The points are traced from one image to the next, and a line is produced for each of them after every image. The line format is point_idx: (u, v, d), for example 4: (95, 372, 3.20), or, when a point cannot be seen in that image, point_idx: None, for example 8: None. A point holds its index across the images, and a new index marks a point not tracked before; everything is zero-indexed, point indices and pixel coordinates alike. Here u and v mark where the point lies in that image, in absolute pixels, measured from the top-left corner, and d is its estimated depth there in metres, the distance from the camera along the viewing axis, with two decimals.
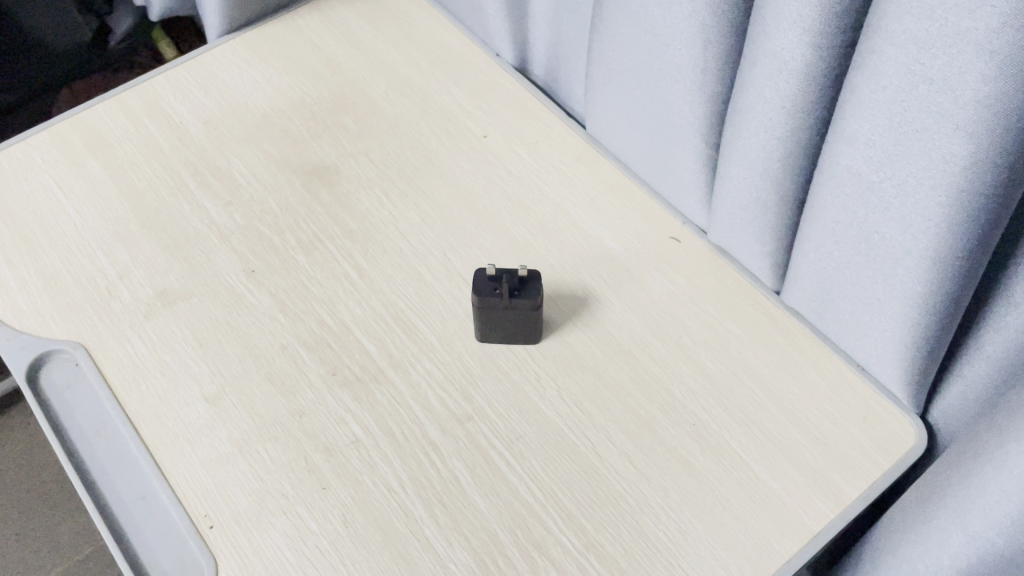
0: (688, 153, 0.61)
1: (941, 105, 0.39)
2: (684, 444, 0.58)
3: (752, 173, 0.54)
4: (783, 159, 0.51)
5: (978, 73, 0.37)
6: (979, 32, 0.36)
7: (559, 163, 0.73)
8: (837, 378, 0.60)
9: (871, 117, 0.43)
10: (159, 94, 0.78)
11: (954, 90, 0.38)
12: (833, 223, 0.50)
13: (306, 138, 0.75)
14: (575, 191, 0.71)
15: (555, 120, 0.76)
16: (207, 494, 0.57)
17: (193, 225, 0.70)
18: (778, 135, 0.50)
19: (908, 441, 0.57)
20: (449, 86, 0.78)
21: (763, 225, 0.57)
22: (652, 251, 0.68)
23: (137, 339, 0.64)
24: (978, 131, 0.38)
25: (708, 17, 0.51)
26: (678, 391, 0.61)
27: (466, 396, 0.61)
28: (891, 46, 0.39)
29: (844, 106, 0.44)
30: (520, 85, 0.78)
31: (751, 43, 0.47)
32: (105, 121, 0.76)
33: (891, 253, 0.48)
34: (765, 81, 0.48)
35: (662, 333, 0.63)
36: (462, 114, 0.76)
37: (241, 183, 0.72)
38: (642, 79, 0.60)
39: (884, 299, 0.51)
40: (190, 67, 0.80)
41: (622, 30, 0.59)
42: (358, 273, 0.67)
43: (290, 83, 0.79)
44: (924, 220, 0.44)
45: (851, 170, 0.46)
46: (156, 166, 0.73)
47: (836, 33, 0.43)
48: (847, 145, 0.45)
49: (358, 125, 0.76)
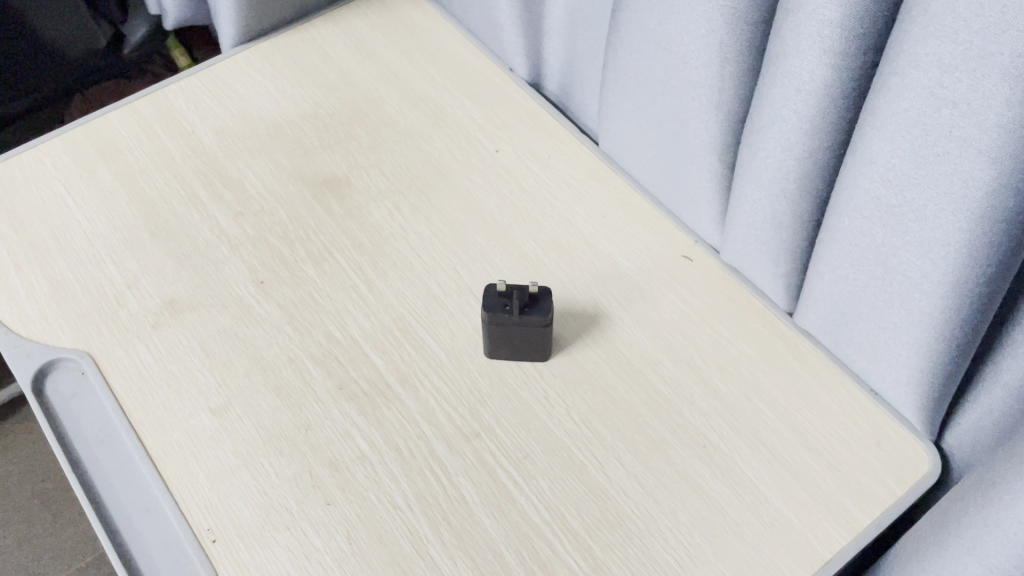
0: (701, 172, 0.61)
1: (964, 130, 0.38)
2: (693, 466, 0.57)
3: (768, 194, 0.53)
4: (800, 180, 0.51)
5: (1003, 98, 0.35)
6: (1005, 57, 0.34)
7: (571, 180, 0.72)
8: (849, 402, 0.60)
9: (890, 141, 0.42)
10: (172, 102, 0.78)
11: (977, 115, 0.37)
12: (851, 246, 0.50)
13: (317, 149, 0.75)
14: (586, 206, 0.71)
15: (568, 136, 0.75)
16: (210, 507, 0.56)
17: (203, 235, 0.69)
18: (795, 156, 0.49)
19: (921, 468, 0.57)
20: (461, 100, 0.78)
21: (777, 247, 0.57)
22: (663, 269, 0.67)
23: (144, 349, 0.63)
24: (1002, 157, 0.37)
25: (726, 38, 0.50)
26: (688, 412, 0.60)
27: (474, 412, 0.60)
28: (912, 69, 0.38)
29: (863, 128, 0.43)
30: (534, 100, 0.78)
31: (770, 63, 0.47)
32: (117, 128, 0.76)
33: (909, 277, 0.47)
34: (784, 101, 0.47)
35: (672, 352, 0.63)
36: (474, 128, 0.76)
37: (252, 193, 0.72)
38: (658, 97, 0.60)
39: (901, 322, 0.50)
40: (204, 76, 0.80)
41: (639, 47, 0.58)
42: (367, 286, 0.67)
43: (303, 94, 0.79)
44: (944, 245, 0.43)
45: (870, 193, 0.45)
46: (167, 175, 0.73)
47: (857, 53, 0.43)
48: (863, 167, 0.44)
49: (370, 137, 0.76)
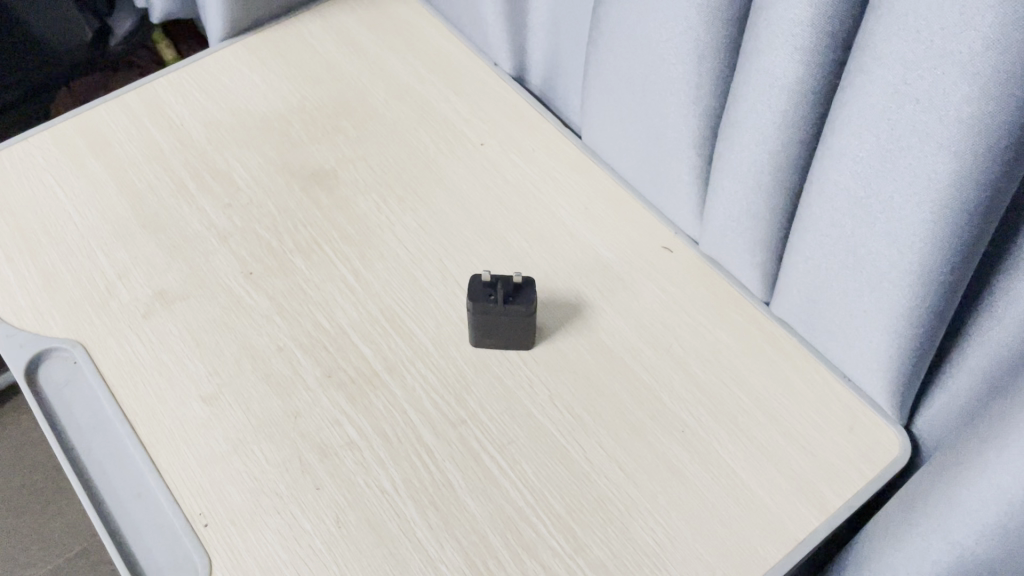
0: (680, 166, 0.62)
1: (927, 125, 0.39)
2: (673, 450, 0.59)
3: (743, 186, 0.55)
4: (774, 174, 0.52)
5: (963, 95, 0.37)
6: (965, 55, 0.36)
7: (554, 173, 0.74)
8: (823, 389, 0.62)
9: (859, 135, 0.43)
10: (160, 95, 0.79)
11: (939, 111, 0.38)
12: (822, 237, 0.51)
13: (305, 142, 0.76)
14: (570, 199, 0.72)
15: (552, 130, 0.77)
16: (202, 492, 0.57)
17: (192, 227, 0.70)
18: (769, 151, 0.51)
19: (891, 451, 0.59)
20: (447, 94, 0.79)
21: (753, 238, 0.59)
22: (645, 261, 0.69)
23: (136, 339, 0.64)
24: (963, 150, 0.39)
25: (703, 35, 0.51)
26: (668, 398, 0.62)
27: (460, 399, 0.62)
28: (879, 66, 0.40)
29: (833, 122, 0.45)
30: (518, 94, 0.79)
31: (745, 60, 0.48)
32: (106, 121, 0.77)
33: (878, 267, 0.49)
34: (758, 97, 0.49)
35: (653, 341, 0.65)
36: (459, 121, 0.77)
37: (241, 186, 0.73)
38: (638, 92, 0.61)
39: (870, 310, 0.52)
40: (192, 69, 0.81)
41: (620, 43, 0.60)
42: (355, 276, 0.68)
43: (290, 87, 0.80)
44: (909, 235, 0.45)
45: (839, 186, 0.47)
46: (156, 167, 0.74)
47: (827, 51, 0.44)
48: (833, 160, 0.46)
49: (357, 130, 0.77)
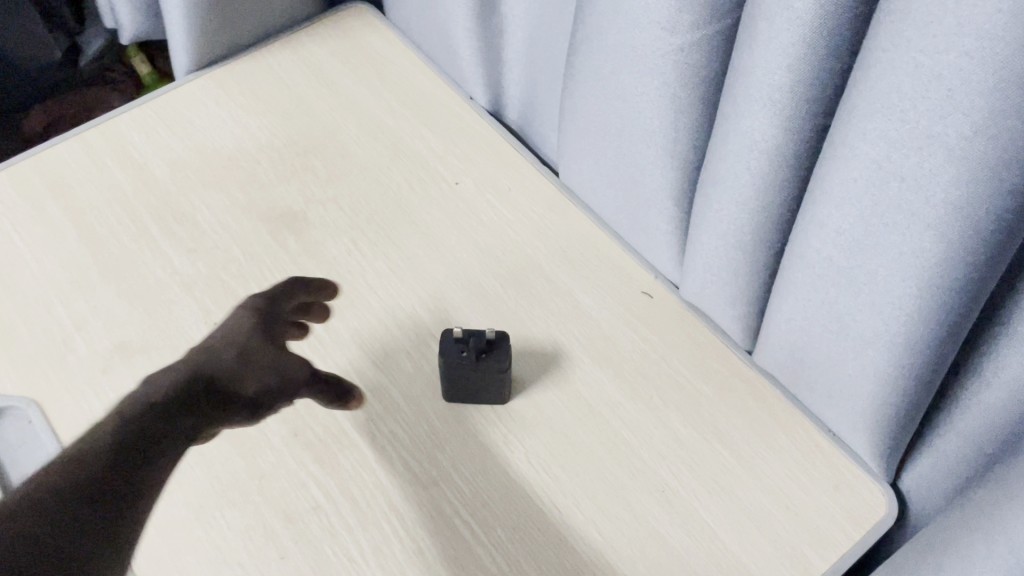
0: (659, 215, 0.60)
1: (912, 203, 0.37)
2: (653, 512, 0.57)
3: (723, 243, 0.53)
4: (755, 232, 0.50)
5: (950, 177, 0.35)
6: (951, 138, 0.34)
7: (531, 213, 0.71)
8: (808, 445, 0.60)
9: (841, 206, 0.41)
10: (123, 133, 0.76)
11: (925, 191, 0.36)
12: (804, 301, 0.49)
13: (273, 182, 0.73)
14: (547, 241, 0.70)
15: (529, 167, 0.74)
16: (161, 562, 0.55)
17: (154, 274, 0.68)
18: (750, 210, 0.49)
19: (879, 511, 0.57)
20: (420, 130, 0.77)
21: (735, 293, 0.56)
22: (625, 307, 0.67)
23: (94, 396, 0.62)
24: (951, 231, 0.37)
25: (679, 89, 0.49)
26: (648, 455, 0.60)
27: (432, 458, 0.60)
28: (861, 141, 0.37)
29: (815, 190, 0.42)
30: (494, 129, 0.77)
31: (723, 119, 0.46)
32: (66, 160, 0.74)
33: (862, 334, 0.47)
34: (737, 158, 0.46)
35: (633, 394, 0.63)
36: (433, 159, 0.75)
37: (206, 230, 0.70)
38: (614, 140, 0.59)
39: (855, 374, 0.50)
40: (157, 105, 0.78)
41: (593, 91, 0.57)
42: (324, 326, 0.65)
43: (258, 123, 0.77)
44: (894, 308, 0.43)
45: (822, 254, 0.45)
46: (118, 210, 0.71)
47: (808, 116, 0.42)
48: (814, 228, 0.44)
49: (328, 169, 0.74)
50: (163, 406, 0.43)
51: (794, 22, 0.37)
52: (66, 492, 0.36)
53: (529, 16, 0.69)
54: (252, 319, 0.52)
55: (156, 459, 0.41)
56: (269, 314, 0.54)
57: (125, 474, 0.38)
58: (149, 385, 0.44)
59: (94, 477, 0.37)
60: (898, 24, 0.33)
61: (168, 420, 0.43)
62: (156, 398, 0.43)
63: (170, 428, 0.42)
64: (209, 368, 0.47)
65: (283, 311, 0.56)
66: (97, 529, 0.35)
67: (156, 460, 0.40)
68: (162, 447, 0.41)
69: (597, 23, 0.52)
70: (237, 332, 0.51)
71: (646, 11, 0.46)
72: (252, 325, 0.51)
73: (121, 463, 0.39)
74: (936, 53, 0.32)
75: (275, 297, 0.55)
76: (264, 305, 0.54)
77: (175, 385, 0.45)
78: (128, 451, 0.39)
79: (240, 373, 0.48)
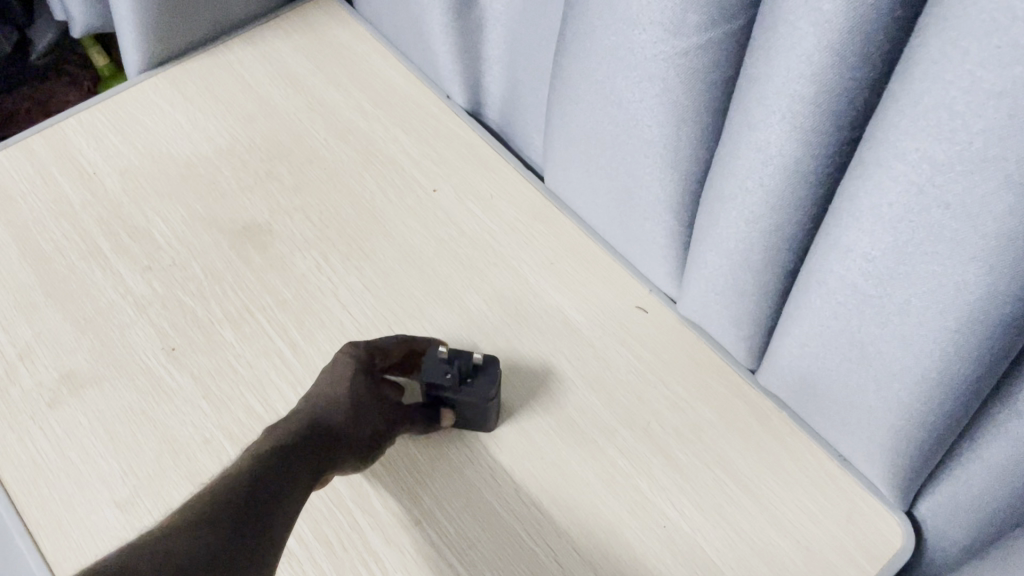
0: (656, 229, 0.55)
1: (956, 232, 0.33)
2: (654, 550, 0.53)
3: (730, 262, 0.48)
4: (766, 252, 0.46)
5: (1006, 206, 0.30)
6: (1010, 163, 0.29)
7: (515, 222, 0.67)
8: (818, 472, 0.56)
9: (869, 228, 0.37)
10: (70, 139, 0.70)
11: (974, 220, 0.32)
12: (820, 326, 0.45)
13: (235, 191, 0.68)
14: (532, 252, 0.65)
15: (511, 172, 0.69)
16: None
17: (105, 295, 0.62)
18: (761, 229, 0.44)
19: (893, 543, 0.53)
20: (394, 132, 0.71)
21: (741, 313, 0.52)
22: (617, 324, 0.62)
23: (39, 433, 0.56)
24: (1001, 265, 0.32)
25: (682, 97, 0.44)
26: (647, 487, 0.55)
27: (413, 496, 0.55)
28: (899, 162, 0.33)
29: (839, 209, 0.38)
30: (474, 131, 0.71)
31: (733, 131, 0.41)
32: (8, 170, 0.68)
33: (883, 364, 0.43)
34: (748, 173, 0.42)
35: (628, 419, 0.58)
36: (409, 164, 0.70)
37: (162, 245, 0.65)
38: (607, 148, 0.54)
39: (876, 406, 0.46)
40: (107, 108, 0.72)
41: (583, 95, 0.52)
42: (292, 350, 0.60)
43: (218, 127, 0.71)
44: (920, 338, 0.39)
45: (845, 280, 0.40)
46: (65, 224, 0.65)
47: (831, 130, 0.37)
48: (838, 250, 0.39)
49: (294, 176, 0.69)
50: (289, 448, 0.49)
51: (824, 25, 0.33)
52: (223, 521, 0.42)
53: (510, 10, 0.64)
54: (353, 368, 0.54)
55: (270, 508, 0.45)
56: (372, 370, 0.56)
57: (259, 514, 0.44)
58: (283, 428, 0.51)
59: (231, 535, 0.41)
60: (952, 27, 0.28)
61: (292, 462, 0.49)
62: (286, 444, 0.50)
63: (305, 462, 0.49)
64: (322, 415, 0.53)
65: (390, 365, 0.57)
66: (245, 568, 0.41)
67: (290, 486, 0.47)
68: (280, 495, 0.46)
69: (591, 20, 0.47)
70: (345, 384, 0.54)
71: (647, 8, 0.41)
72: (354, 371, 0.54)
73: (264, 490, 0.45)
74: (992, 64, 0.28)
75: (379, 349, 0.56)
76: (366, 356, 0.55)
77: (285, 437, 0.50)
78: (266, 485, 0.46)
79: (353, 421, 0.53)
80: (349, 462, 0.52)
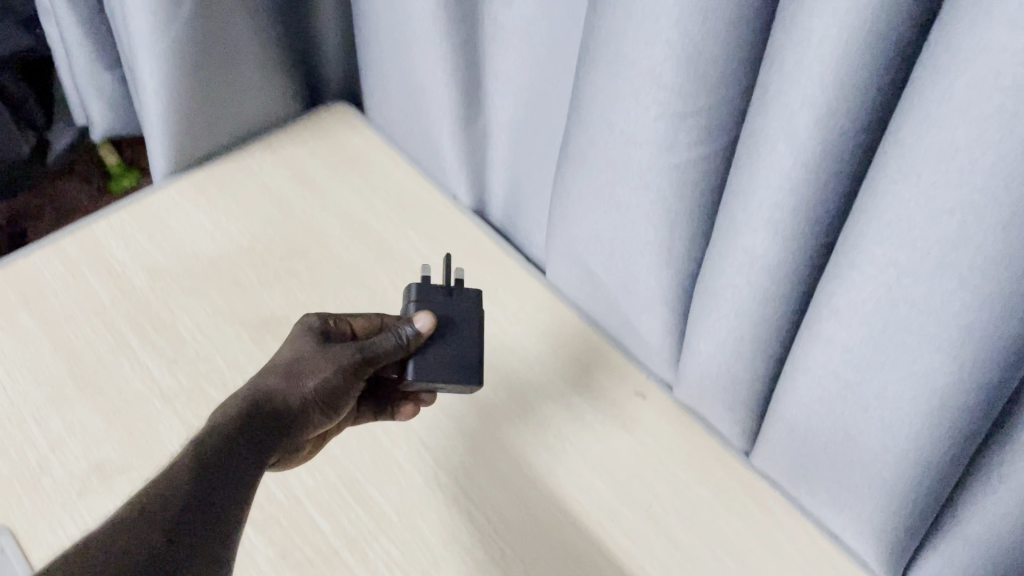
0: (654, 320, 0.60)
1: (922, 327, 0.37)
2: None
3: (723, 352, 0.53)
4: (755, 343, 0.50)
5: (962, 305, 0.35)
6: (963, 267, 0.34)
7: (518, 313, 0.71)
8: (811, 549, 0.59)
9: (877, 267, 0.37)
10: (100, 240, 0.74)
11: (936, 316, 0.36)
12: (826, 381, 0.45)
13: (256, 287, 0.72)
14: (535, 342, 0.69)
15: (514, 266, 0.74)
16: None
17: (133, 388, 0.65)
18: (750, 322, 0.49)
19: None
20: (404, 230, 0.76)
21: (734, 398, 0.56)
22: (617, 409, 0.66)
23: (69, 522, 0.58)
24: (963, 355, 0.37)
25: (676, 202, 0.49)
26: (650, 566, 0.58)
27: None
28: (869, 266, 0.37)
29: (847, 249, 0.38)
30: (478, 228, 0.77)
31: (721, 235, 0.46)
32: (41, 270, 0.72)
33: (895, 413, 0.42)
34: (737, 272, 0.46)
35: (631, 500, 0.61)
36: (418, 260, 0.74)
37: (187, 339, 0.68)
38: (606, 246, 0.59)
39: (862, 484, 0.50)
40: (135, 211, 0.77)
41: (584, 199, 0.57)
42: None
43: (239, 227, 0.76)
44: (934, 378, 0.39)
45: (828, 369, 0.44)
46: (96, 321, 0.69)
47: (831, 173, 0.39)
48: (845, 298, 0.40)
49: (311, 272, 0.73)
50: (243, 420, 0.48)
51: (826, 63, 0.34)
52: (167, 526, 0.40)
53: (514, 121, 0.69)
54: (304, 333, 0.55)
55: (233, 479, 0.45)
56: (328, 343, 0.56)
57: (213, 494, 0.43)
58: (224, 412, 0.48)
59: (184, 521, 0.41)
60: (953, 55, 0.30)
61: (244, 433, 0.47)
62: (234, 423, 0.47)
63: (256, 435, 0.48)
64: (262, 400, 0.50)
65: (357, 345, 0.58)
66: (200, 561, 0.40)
67: (241, 471, 0.45)
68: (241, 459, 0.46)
69: (592, 85, 0.49)
70: (298, 361, 0.53)
71: (643, 127, 0.47)
72: (306, 335, 0.54)
73: (214, 479, 0.44)
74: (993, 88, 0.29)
75: (335, 320, 0.57)
76: (323, 327, 0.56)
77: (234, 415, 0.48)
78: (210, 481, 0.43)
79: (297, 382, 0.51)
80: (313, 424, 0.53)
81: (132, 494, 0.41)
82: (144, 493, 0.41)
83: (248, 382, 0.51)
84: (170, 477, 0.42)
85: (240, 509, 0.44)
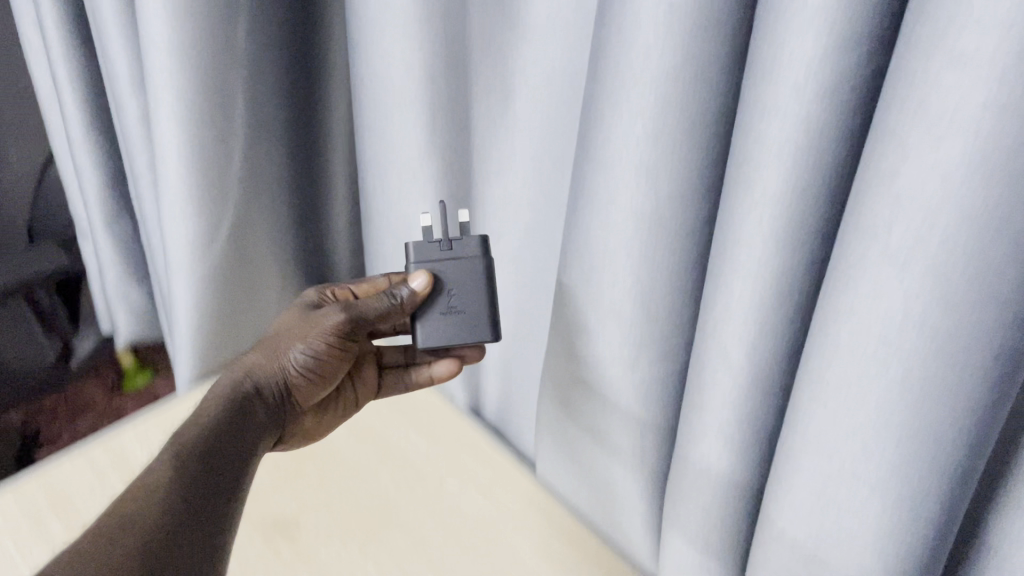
0: (638, 516, 0.65)
1: (854, 525, 0.43)
2: None
3: (697, 553, 0.57)
4: (723, 543, 0.55)
5: (877, 503, 0.41)
6: (873, 472, 0.40)
7: (510, 507, 0.76)
8: None
9: (880, 291, 0.35)
10: (125, 449, 0.81)
11: (861, 514, 0.42)
12: (826, 451, 0.42)
13: (271, 490, 0.78)
14: (528, 534, 0.74)
15: (506, 464, 0.80)
16: None
17: None
18: (715, 522, 0.54)
19: None
20: (404, 435, 0.84)
21: None
22: None
23: None
24: (892, 546, 0.42)
25: (643, 415, 0.57)
26: None
27: None
28: (801, 474, 0.44)
29: (841, 280, 0.37)
30: (473, 431, 0.84)
31: (681, 445, 0.53)
32: (69, 479, 0.78)
33: (903, 461, 0.39)
34: (699, 477, 0.53)
35: None
36: (417, 461, 0.81)
37: None
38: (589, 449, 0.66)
39: None
40: (159, 420, 0.84)
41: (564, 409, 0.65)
42: None
43: None
44: (931, 420, 0.37)
45: (782, 567, 0.50)
46: None
47: (813, 211, 0.39)
48: (865, 289, 0.36)
49: (319, 473, 0.79)
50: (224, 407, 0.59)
51: (756, 260, 0.41)
52: (167, 509, 0.48)
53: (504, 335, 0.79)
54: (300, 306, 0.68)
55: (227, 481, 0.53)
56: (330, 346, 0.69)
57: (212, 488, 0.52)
58: (215, 404, 0.59)
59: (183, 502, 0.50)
60: (924, 78, 0.31)
61: (233, 430, 0.57)
62: (225, 419, 0.58)
63: (242, 438, 0.58)
64: (241, 382, 0.62)
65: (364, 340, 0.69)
66: (193, 534, 0.48)
67: (224, 473, 0.53)
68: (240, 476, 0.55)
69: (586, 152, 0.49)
70: (282, 336, 0.65)
71: (611, 353, 0.55)
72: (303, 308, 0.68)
73: (199, 482, 0.51)
74: (968, 104, 0.30)
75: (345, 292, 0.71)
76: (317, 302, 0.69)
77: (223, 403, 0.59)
78: (193, 480, 0.51)
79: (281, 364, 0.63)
80: (300, 393, 0.65)
81: (121, 494, 0.49)
82: (127, 497, 0.49)
83: (233, 368, 0.63)
84: (158, 473, 0.51)
85: (227, 499, 0.53)
